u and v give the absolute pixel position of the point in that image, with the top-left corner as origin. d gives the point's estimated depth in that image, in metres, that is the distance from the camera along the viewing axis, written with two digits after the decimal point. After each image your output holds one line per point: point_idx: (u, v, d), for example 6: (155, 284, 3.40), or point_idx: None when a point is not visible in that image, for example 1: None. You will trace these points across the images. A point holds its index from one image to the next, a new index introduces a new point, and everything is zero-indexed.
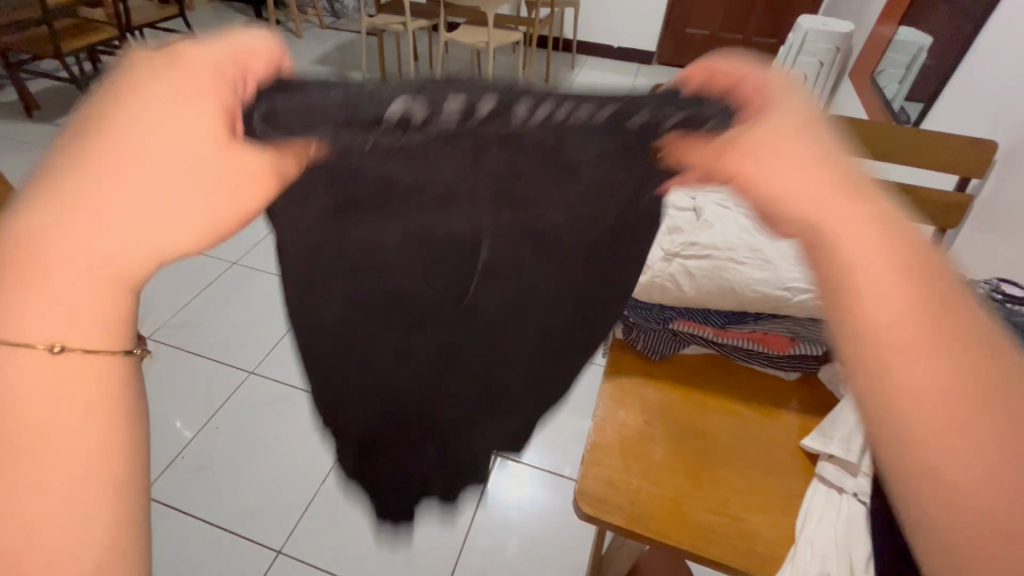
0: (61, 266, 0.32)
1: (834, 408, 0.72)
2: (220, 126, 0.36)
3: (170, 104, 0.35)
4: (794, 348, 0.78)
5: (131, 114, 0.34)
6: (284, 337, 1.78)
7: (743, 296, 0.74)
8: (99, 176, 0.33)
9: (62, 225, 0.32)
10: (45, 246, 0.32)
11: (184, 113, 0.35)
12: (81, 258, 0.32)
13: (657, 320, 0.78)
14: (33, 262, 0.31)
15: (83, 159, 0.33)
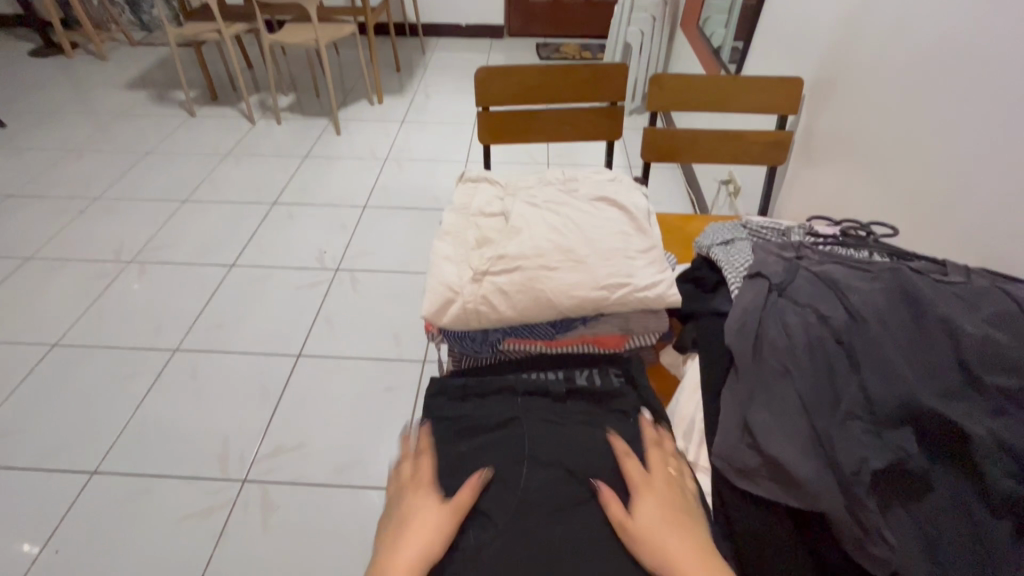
0: (403, 554, 0.52)
1: (676, 398, 0.75)
2: (465, 497, 0.60)
3: (452, 505, 0.59)
4: (628, 343, 0.79)
5: (430, 509, 0.58)
6: (134, 418, 1.57)
7: (560, 304, 0.68)
8: (412, 527, 0.55)
9: (391, 548, 0.53)
10: (396, 546, 0.53)
11: (440, 506, 0.58)
12: (407, 548, 0.53)
13: (484, 344, 0.73)
14: (391, 549, 0.53)
15: (406, 521, 0.56)
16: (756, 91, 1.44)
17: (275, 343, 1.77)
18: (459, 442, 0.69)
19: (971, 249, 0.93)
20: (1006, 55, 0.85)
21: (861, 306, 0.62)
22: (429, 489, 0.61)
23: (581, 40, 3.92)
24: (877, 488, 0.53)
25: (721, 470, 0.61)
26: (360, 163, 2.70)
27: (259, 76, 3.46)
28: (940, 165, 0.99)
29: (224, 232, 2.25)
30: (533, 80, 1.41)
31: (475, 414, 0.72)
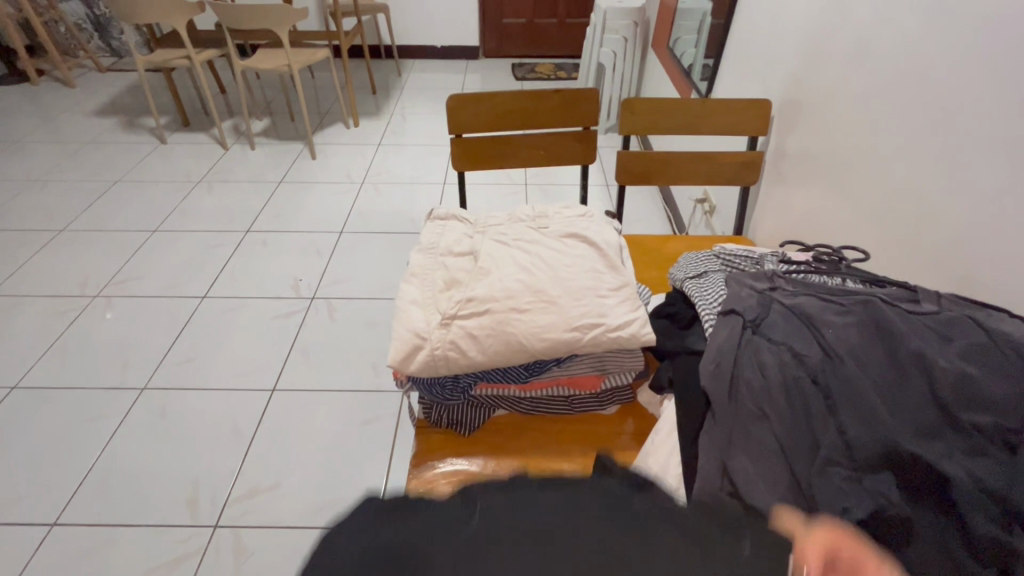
0: None
1: (651, 439, 0.72)
2: None
3: None
4: (604, 382, 0.74)
5: None
6: (97, 464, 1.50)
7: (532, 348, 0.66)
8: None
9: None
10: None
11: None
12: None
13: (454, 390, 0.70)
14: None
15: None
16: (725, 113, 1.46)
17: (249, 377, 1.72)
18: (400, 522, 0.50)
19: (941, 270, 0.93)
20: (971, 78, 0.87)
21: (835, 343, 0.62)
22: None
23: (556, 59, 3.97)
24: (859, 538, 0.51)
25: None
26: (336, 187, 2.67)
27: (231, 101, 3.42)
28: (908, 188, 1.00)
29: (195, 262, 2.19)
30: (506, 106, 1.40)
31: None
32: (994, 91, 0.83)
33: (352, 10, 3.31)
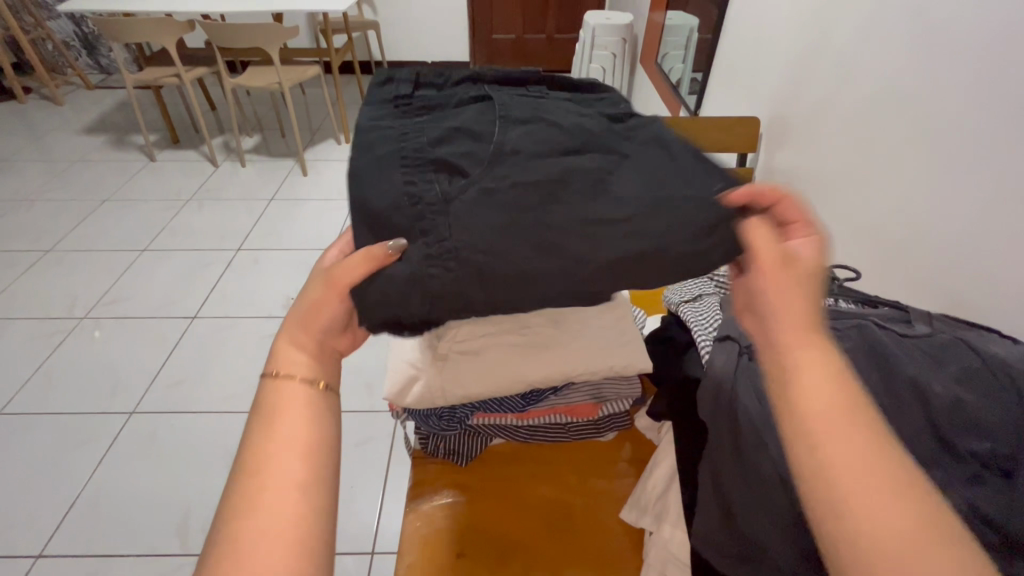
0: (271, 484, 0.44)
1: (649, 466, 0.69)
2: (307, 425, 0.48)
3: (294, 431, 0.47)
4: (601, 410, 0.73)
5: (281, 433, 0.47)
6: (86, 490, 1.47)
7: (528, 377, 0.66)
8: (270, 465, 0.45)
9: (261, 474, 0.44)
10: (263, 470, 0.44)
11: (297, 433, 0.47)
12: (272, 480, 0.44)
13: (449, 420, 0.68)
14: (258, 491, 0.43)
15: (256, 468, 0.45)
16: (715, 130, 1.47)
17: (242, 397, 1.70)
18: (416, 115, 0.65)
19: (930, 288, 0.95)
20: (954, 100, 0.89)
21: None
22: (273, 417, 0.48)
23: (545, 74, 4.01)
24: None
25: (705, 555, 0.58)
26: (329, 204, 2.66)
27: (221, 118, 3.41)
28: (898, 206, 1.01)
29: (186, 282, 2.17)
30: None
31: (437, 179, 0.58)
32: (984, 110, 0.83)
33: (343, 27, 3.33)
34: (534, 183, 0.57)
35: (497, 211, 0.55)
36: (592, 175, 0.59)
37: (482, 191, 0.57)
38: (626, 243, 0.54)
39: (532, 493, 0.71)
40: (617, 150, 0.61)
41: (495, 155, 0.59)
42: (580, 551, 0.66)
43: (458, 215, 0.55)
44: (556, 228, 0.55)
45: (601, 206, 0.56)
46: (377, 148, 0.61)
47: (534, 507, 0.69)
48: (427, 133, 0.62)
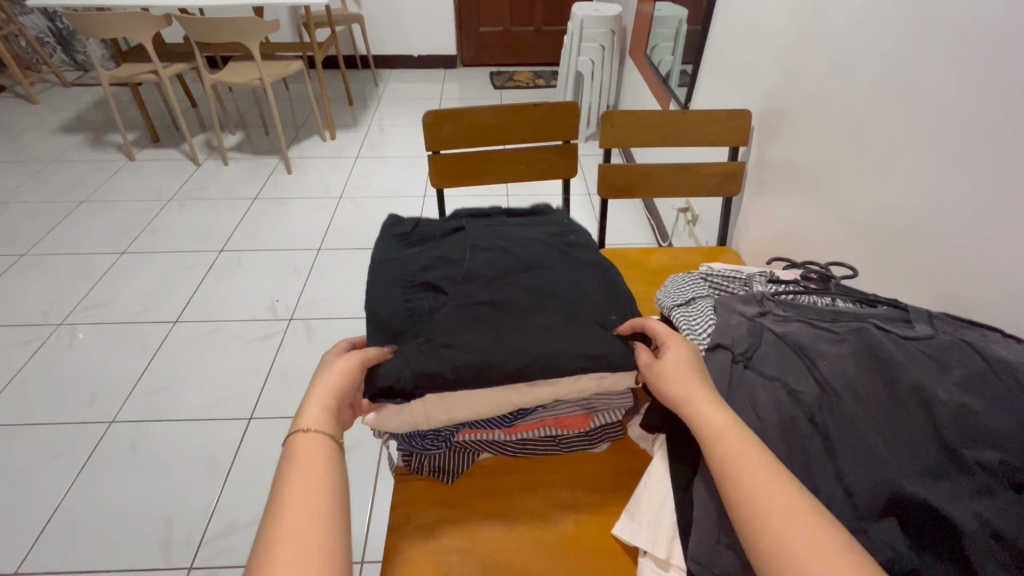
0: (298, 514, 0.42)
1: (641, 480, 0.65)
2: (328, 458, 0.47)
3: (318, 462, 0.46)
4: (592, 423, 0.70)
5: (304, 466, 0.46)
6: (64, 505, 1.41)
7: (515, 394, 0.62)
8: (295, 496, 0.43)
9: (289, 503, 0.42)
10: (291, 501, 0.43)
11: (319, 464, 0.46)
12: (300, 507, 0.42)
13: (434, 440, 0.66)
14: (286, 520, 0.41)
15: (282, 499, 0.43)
16: (706, 124, 1.44)
17: (226, 405, 1.65)
18: (412, 247, 0.74)
19: (928, 287, 0.92)
20: (951, 94, 0.86)
21: (828, 378, 0.60)
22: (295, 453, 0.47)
23: (534, 67, 3.95)
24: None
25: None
26: (314, 203, 2.60)
27: (202, 116, 3.33)
28: (894, 200, 0.98)
29: (167, 285, 2.11)
30: (484, 123, 1.36)
31: (432, 299, 0.64)
32: (984, 100, 0.80)
33: (326, 21, 3.25)
34: (520, 298, 0.64)
35: (489, 326, 0.61)
36: (547, 284, 0.67)
37: (466, 306, 0.63)
38: (584, 341, 0.62)
39: (521, 510, 0.67)
40: (566, 265, 0.71)
41: (470, 273, 0.66)
42: (574, 564, 0.61)
43: (442, 322, 0.61)
44: (542, 332, 0.62)
45: (557, 309, 0.64)
46: (378, 272, 0.69)
47: (522, 521, 0.66)
48: (417, 260, 0.70)
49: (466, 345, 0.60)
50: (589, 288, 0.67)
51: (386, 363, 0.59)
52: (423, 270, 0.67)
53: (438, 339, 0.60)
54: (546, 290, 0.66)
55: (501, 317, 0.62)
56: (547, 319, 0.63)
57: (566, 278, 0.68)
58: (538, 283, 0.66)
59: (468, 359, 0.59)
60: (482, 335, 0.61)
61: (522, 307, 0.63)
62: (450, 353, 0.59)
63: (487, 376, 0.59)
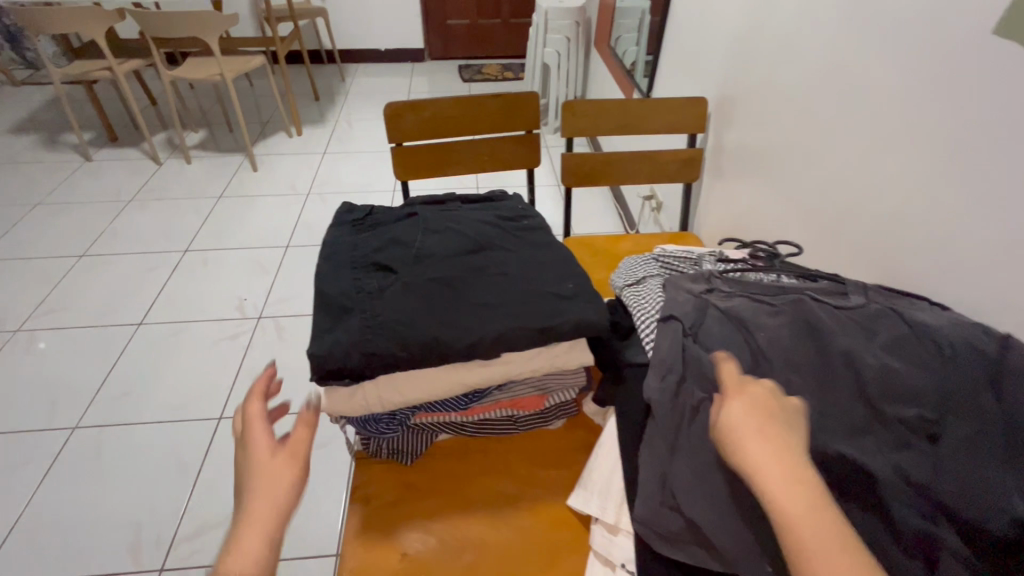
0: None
1: (593, 454, 0.68)
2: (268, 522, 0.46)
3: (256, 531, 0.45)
4: (546, 402, 0.72)
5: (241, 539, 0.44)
6: (25, 515, 1.38)
7: (468, 374, 0.65)
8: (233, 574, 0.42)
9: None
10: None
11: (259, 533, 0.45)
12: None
13: (389, 423, 0.67)
14: None
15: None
16: (664, 112, 1.47)
17: (194, 406, 1.63)
18: (365, 232, 0.79)
19: (869, 263, 0.97)
20: (886, 79, 0.91)
21: (765, 348, 0.64)
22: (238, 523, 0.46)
23: (502, 60, 3.95)
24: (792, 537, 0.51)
25: (644, 537, 0.56)
26: (281, 200, 2.56)
27: (162, 114, 3.24)
28: (837, 181, 1.03)
29: (129, 287, 2.06)
30: (446, 113, 1.37)
31: (381, 280, 0.68)
32: (916, 83, 0.85)
33: (288, 15, 3.19)
34: (465, 279, 0.68)
35: (433, 303, 0.65)
36: (490, 265, 0.71)
37: (410, 286, 0.67)
38: (524, 314, 0.65)
39: (482, 488, 0.68)
40: (511, 248, 0.76)
41: (420, 255, 0.72)
42: (530, 536, 0.64)
43: (388, 299, 0.65)
44: (484, 308, 0.65)
45: (497, 292, 0.67)
46: (332, 255, 0.75)
47: (479, 496, 0.67)
48: (369, 244, 0.75)
49: (408, 322, 0.63)
50: (533, 269, 0.72)
51: (332, 341, 0.62)
52: (375, 254, 0.73)
53: (383, 315, 0.63)
54: (492, 273, 0.70)
55: (445, 296, 0.66)
56: (490, 296, 0.67)
57: (512, 262, 0.72)
58: (483, 267, 0.71)
59: (412, 334, 0.62)
60: (425, 312, 0.64)
61: (466, 287, 0.67)
62: (393, 328, 0.62)
63: (429, 353, 0.62)
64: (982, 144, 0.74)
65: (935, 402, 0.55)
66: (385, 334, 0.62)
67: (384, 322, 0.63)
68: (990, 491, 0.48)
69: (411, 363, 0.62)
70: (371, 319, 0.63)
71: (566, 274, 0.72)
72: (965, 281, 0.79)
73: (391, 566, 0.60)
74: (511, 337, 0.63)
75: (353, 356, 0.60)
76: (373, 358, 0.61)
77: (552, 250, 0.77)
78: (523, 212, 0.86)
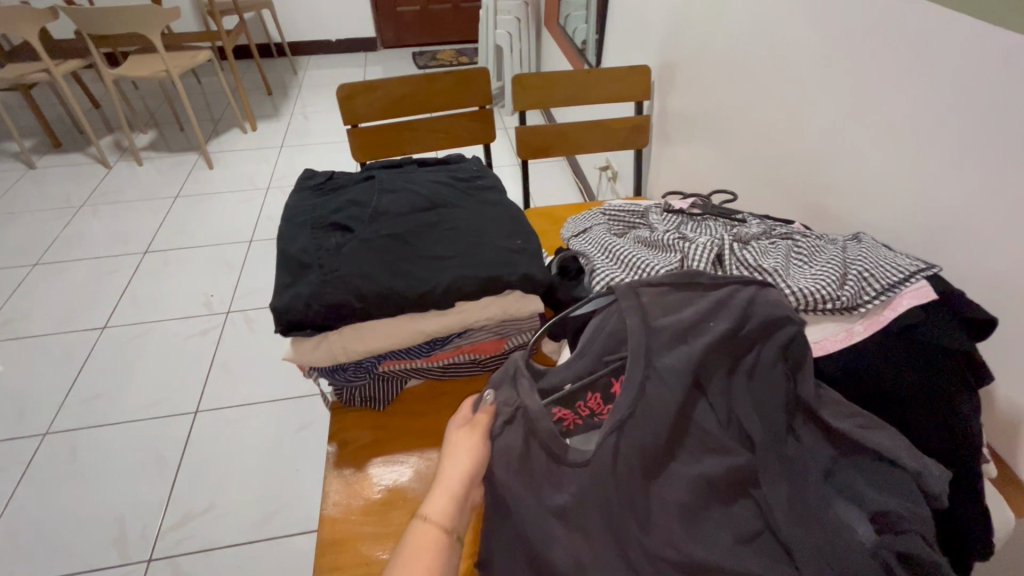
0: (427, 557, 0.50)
1: None
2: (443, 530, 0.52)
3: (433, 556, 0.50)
4: (504, 345, 0.78)
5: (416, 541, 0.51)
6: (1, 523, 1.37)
7: (428, 323, 0.70)
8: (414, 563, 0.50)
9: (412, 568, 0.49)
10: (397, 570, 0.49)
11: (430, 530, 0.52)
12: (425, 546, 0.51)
13: (359, 372, 0.72)
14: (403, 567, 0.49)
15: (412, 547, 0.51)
16: (609, 82, 1.54)
17: (167, 402, 1.62)
18: (324, 194, 0.82)
19: (799, 205, 1.05)
20: (799, 33, 0.98)
21: (679, 334, 0.59)
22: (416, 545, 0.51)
23: (456, 45, 3.94)
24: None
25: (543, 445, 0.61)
26: (241, 195, 2.54)
27: (108, 116, 3.14)
28: (764, 134, 1.11)
29: (90, 292, 2.02)
30: (398, 92, 1.40)
31: (340, 238, 0.72)
32: (824, 34, 0.92)
33: (232, 7, 3.10)
34: (417, 235, 0.74)
35: (388, 259, 0.70)
36: (443, 221, 0.77)
37: (365, 243, 0.71)
38: (473, 264, 0.70)
39: (451, 423, 0.75)
40: (463, 205, 0.81)
41: (374, 216, 0.76)
42: None
43: (346, 254, 0.69)
44: (435, 260, 0.71)
45: (449, 246, 0.73)
46: (292, 218, 0.78)
47: None
48: (324, 208, 0.79)
49: (366, 275, 0.67)
50: (483, 223, 0.77)
51: (295, 293, 0.66)
52: (335, 214, 0.77)
53: (341, 270, 0.68)
54: (443, 229, 0.75)
55: (399, 251, 0.71)
56: (444, 250, 0.72)
57: (463, 219, 0.77)
58: (436, 225, 0.76)
59: (371, 285, 0.66)
60: (381, 265, 0.69)
61: (420, 244, 0.72)
62: (353, 281, 0.66)
63: (390, 301, 0.66)
64: (882, 85, 0.82)
65: (804, 408, 0.59)
66: (344, 287, 0.66)
67: (343, 276, 0.67)
68: (841, 509, 0.54)
69: (371, 315, 0.67)
70: (329, 273, 0.67)
71: (511, 228, 0.77)
72: (875, 211, 0.88)
73: (370, 496, 0.67)
74: (462, 282, 0.68)
75: (313, 310, 0.65)
76: (335, 307, 0.65)
77: (504, 209, 0.82)
78: (479, 173, 0.90)
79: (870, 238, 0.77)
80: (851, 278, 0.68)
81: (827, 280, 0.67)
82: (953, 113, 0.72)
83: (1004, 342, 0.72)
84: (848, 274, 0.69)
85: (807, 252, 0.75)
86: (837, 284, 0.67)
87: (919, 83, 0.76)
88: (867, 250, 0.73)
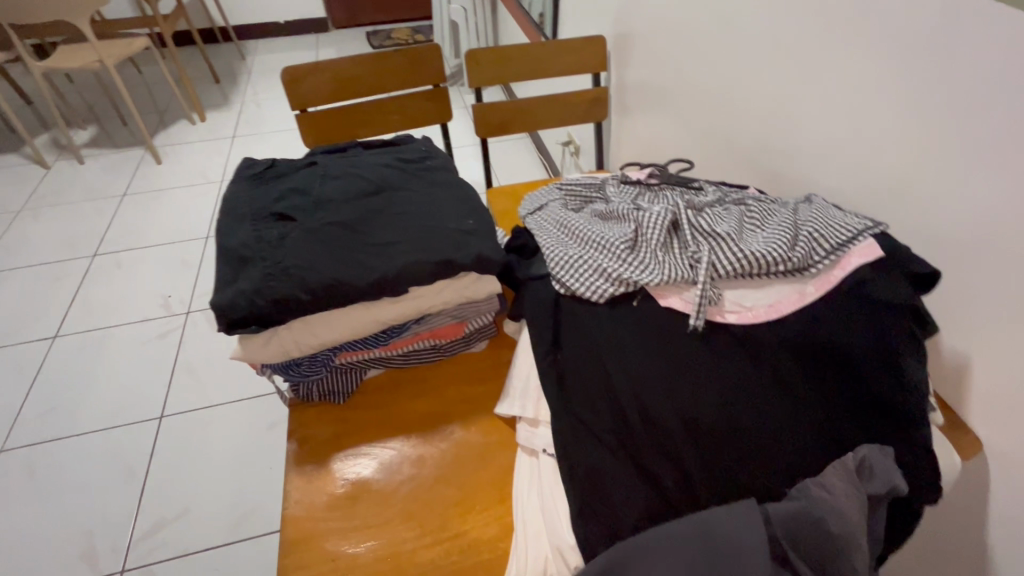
0: None
1: (514, 365, 0.75)
2: None
3: None
4: (463, 329, 0.77)
5: None
6: None
7: (381, 311, 0.68)
8: None
9: None
10: None
11: None
12: None
13: (314, 367, 0.71)
14: None
15: None
16: (564, 54, 1.51)
17: (129, 409, 1.57)
18: (265, 183, 0.79)
19: (755, 169, 1.06)
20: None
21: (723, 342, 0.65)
22: None
23: (411, 23, 3.82)
24: (620, 452, 0.61)
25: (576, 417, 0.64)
26: (193, 189, 2.43)
27: (41, 112, 2.95)
28: (719, 100, 1.11)
29: (37, 301, 1.92)
30: (345, 73, 1.34)
31: (282, 229, 0.69)
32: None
33: None
34: (366, 222, 0.71)
35: (334, 247, 0.67)
36: (392, 205, 0.74)
37: (309, 232, 0.68)
38: (425, 248, 0.68)
39: (414, 412, 0.74)
40: (412, 187, 0.78)
41: (318, 203, 0.73)
42: (465, 447, 0.71)
43: (289, 245, 0.67)
44: (385, 245, 0.68)
45: (399, 231, 0.70)
46: (232, 210, 0.74)
47: (413, 421, 0.73)
48: (266, 198, 0.75)
49: (311, 266, 0.65)
50: (433, 205, 0.75)
51: (237, 287, 0.63)
52: (277, 204, 0.73)
53: (286, 261, 0.65)
54: (392, 213, 0.73)
55: (346, 238, 0.69)
56: (392, 235, 0.70)
57: (413, 202, 0.75)
58: (383, 210, 0.73)
59: (318, 275, 0.64)
60: (328, 253, 0.66)
61: (367, 230, 0.70)
62: (299, 272, 0.64)
63: (338, 291, 0.64)
64: (830, 46, 0.82)
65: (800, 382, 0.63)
66: (289, 279, 0.63)
67: (287, 268, 0.64)
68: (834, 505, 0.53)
69: (320, 306, 0.64)
70: (272, 266, 0.64)
71: (463, 208, 0.75)
72: (828, 173, 0.89)
73: (332, 491, 0.66)
74: (413, 267, 0.66)
75: (257, 302, 0.62)
76: (280, 299, 0.62)
77: (455, 190, 0.79)
78: (428, 153, 0.88)
79: (819, 199, 0.78)
80: (802, 239, 0.69)
81: (779, 243, 0.68)
82: (899, 71, 0.73)
83: (948, 293, 0.74)
84: (799, 236, 0.69)
85: (759, 216, 0.75)
86: (789, 246, 0.67)
87: (864, 44, 0.77)
88: (817, 211, 0.73)
